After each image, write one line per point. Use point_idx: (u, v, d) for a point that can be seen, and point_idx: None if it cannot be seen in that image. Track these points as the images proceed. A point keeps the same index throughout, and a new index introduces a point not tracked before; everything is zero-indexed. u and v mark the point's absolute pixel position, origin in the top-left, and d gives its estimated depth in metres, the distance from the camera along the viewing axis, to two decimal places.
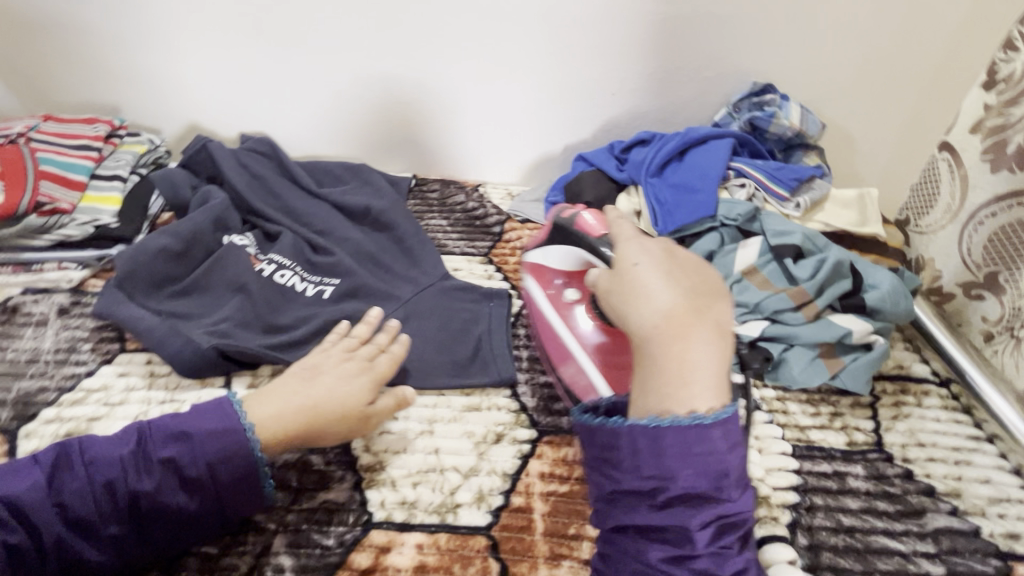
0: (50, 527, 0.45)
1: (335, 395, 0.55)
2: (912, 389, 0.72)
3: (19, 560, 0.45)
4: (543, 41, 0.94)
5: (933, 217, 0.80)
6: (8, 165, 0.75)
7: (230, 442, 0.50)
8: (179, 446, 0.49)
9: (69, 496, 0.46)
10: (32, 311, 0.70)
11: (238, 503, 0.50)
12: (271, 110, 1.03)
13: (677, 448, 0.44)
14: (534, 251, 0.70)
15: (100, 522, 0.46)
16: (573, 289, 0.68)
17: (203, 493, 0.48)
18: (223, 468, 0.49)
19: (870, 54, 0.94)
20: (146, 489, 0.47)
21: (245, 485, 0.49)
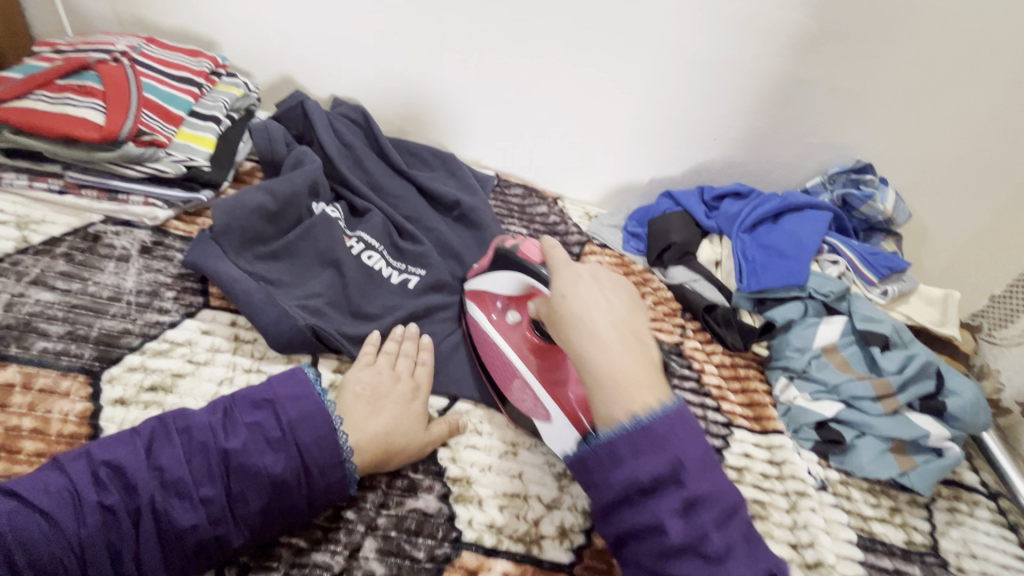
0: (145, 487, 0.42)
1: (402, 423, 0.54)
2: (965, 496, 0.72)
3: (113, 529, 0.41)
4: (661, 72, 0.92)
5: (1011, 331, 0.84)
6: (111, 85, 0.71)
7: (310, 405, 0.49)
8: (263, 412, 0.48)
9: (166, 459, 0.44)
10: (114, 244, 0.67)
11: (324, 468, 0.47)
12: (370, 79, 1.00)
13: (647, 447, 0.41)
14: (475, 278, 0.68)
15: (195, 483, 0.44)
16: (512, 313, 0.65)
17: (290, 453, 0.46)
18: (306, 428, 0.47)
19: (977, 155, 0.92)
20: (235, 447, 0.45)
21: (326, 445, 0.47)
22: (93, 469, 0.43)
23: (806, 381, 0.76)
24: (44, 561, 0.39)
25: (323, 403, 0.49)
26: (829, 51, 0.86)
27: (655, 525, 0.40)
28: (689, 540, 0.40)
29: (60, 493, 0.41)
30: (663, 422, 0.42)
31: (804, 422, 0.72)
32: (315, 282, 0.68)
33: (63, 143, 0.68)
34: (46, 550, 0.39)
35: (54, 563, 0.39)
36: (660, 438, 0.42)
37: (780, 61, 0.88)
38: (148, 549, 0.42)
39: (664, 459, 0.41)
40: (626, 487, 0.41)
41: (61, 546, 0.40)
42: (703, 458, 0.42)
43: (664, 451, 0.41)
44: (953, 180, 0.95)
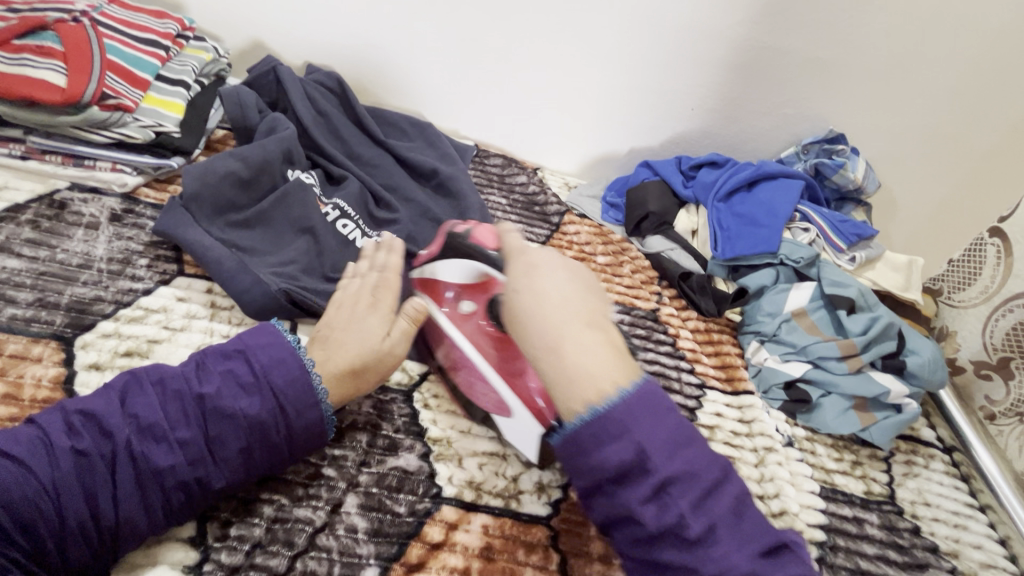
0: (120, 431, 0.43)
1: (365, 347, 0.53)
2: (921, 450, 0.76)
3: (90, 473, 0.41)
4: (637, 39, 0.91)
5: (969, 294, 0.85)
6: (72, 47, 0.68)
7: (281, 350, 0.49)
8: (235, 360, 0.48)
9: (140, 406, 0.44)
10: (81, 211, 0.65)
11: (299, 409, 0.47)
12: (344, 45, 0.98)
13: (608, 434, 0.41)
14: (425, 265, 0.63)
15: (170, 426, 0.44)
16: (466, 302, 0.60)
17: (264, 396, 0.46)
18: (277, 371, 0.48)
19: (937, 124, 0.94)
20: (208, 391, 0.45)
21: (301, 388, 0.48)
22: (66, 418, 0.43)
23: (776, 344, 0.79)
24: (20, 503, 0.39)
25: (292, 347, 0.50)
26: (802, 18, 0.86)
27: (624, 511, 0.41)
28: (667, 527, 0.39)
29: (35, 441, 0.41)
30: (625, 408, 0.42)
31: (773, 382, 0.75)
32: (291, 249, 0.67)
33: (22, 105, 0.65)
34: (21, 493, 0.39)
35: (31, 505, 0.39)
36: (617, 422, 0.41)
37: (754, 29, 0.88)
38: (126, 492, 0.42)
39: (623, 444, 0.41)
40: (595, 473, 0.41)
41: (37, 490, 0.40)
42: (664, 433, 0.41)
43: (621, 433, 0.41)
44: (917, 150, 0.97)
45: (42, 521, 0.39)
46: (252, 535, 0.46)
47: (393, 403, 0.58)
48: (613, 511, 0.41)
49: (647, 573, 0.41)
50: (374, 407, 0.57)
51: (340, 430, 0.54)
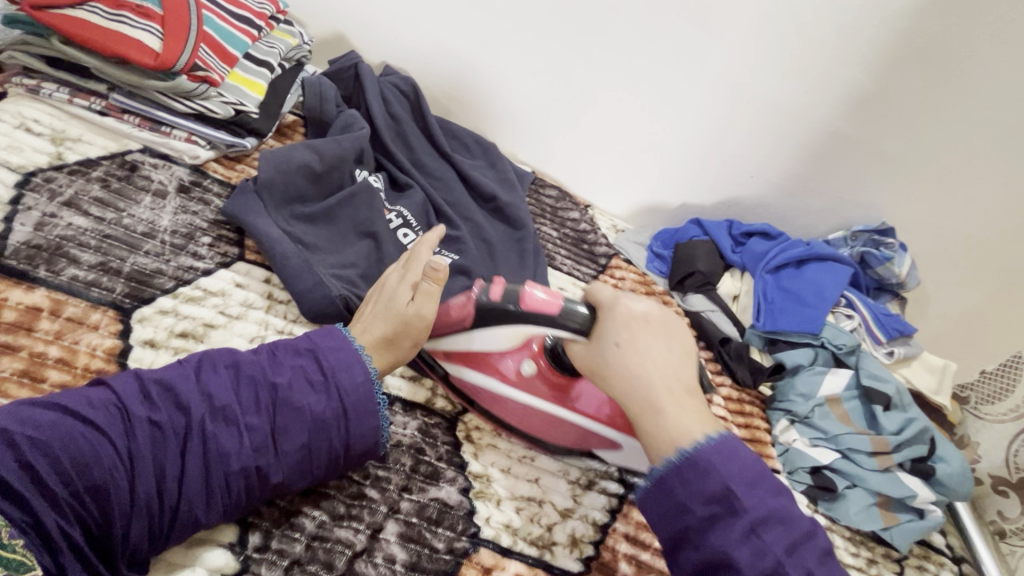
0: (195, 408, 0.42)
1: (387, 310, 0.55)
2: (933, 557, 0.76)
3: (160, 445, 0.41)
4: (716, 99, 0.92)
5: (998, 408, 0.86)
6: (172, 12, 0.67)
7: (349, 353, 0.49)
8: (305, 357, 0.48)
9: (215, 385, 0.44)
10: (151, 177, 0.64)
11: (361, 415, 0.47)
12: (425, 54, 0.98)
13: (694, 477, 0.46)
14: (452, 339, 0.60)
15: (242, 411, 0.44)
16: (524, 362, 0.59)
17: (330, 396, 0.47)
18: (346, 373, 0.48)
19: (986, 237, 0.95)
20: (282, 381, 0.45)
21: (364, 393, 0.48)
22: (141, 387, 0.42)
23: (807, 427, 0.78)
24: (94, 470, 0.38)
25: (356, 347, 0.50)
26: (880, 112, 0.88)
27: (718, 554, 0.44)
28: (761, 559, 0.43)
29: (109, 406, 0.40)
30: (704, 466, 0.46)
31: (800, 465, 0.75)
32: (351, 251, 0.67)
33: (114, 62, 0.64)
34: (94, 459, 0.38)
35: (105, 473, 0.38)
36: (705, 467, 0.46)
37: (830, 113, 0.90)
38: (192, 471, 0.41)
39: (723, 502, 0.45)
40: (682, 520, 0.45)
41: (108, 456, 0.39)
42: (751, 483, 0.46)
43: (712, 478, 0.45)
44: (961, 257, 0.99)
45: (111, 492, 0.38)
46: (292, 550, 0.45)
47: (437, 429, 0.58)
48: (706, 559, 0.44)
49: None
50: (420, 430, 0.57)
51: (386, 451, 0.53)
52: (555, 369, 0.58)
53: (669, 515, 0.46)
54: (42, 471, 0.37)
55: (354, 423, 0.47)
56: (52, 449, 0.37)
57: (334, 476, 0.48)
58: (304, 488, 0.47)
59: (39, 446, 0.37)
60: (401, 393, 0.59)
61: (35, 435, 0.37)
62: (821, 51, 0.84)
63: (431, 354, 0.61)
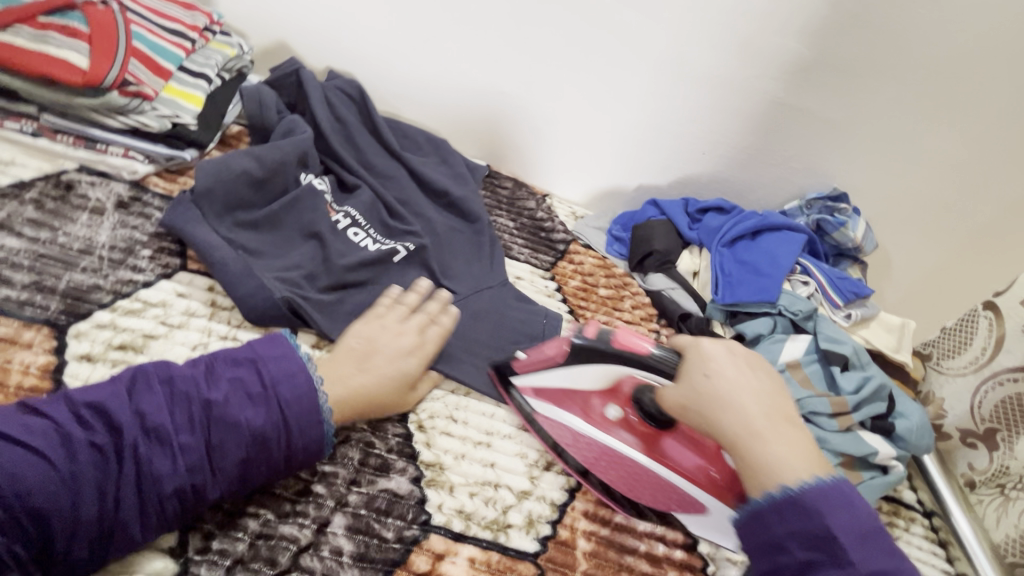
0: (128, 429, 0.44)
1: (391, 381, 0.56)
2: (902, 512, 0.77)
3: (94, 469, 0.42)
4: (657, 80, 0.93)
5: (957, 363, 0.86)
6: (99, 30, 0.67)
7: (291, 364, 0.50)
8: (244, 369, 0.49)
9: (148, 405, 0.45)
10: (87, 195, 0.64)
11: (304, 425, 0.49)
12: (369, 57, 0.99)
13: (797, 514, 0.44)
14: (527, 372, 0.62)
15: (176, 429, 0.45)
16: (609, 407, 0.62)
17: (269, 409, 0.48)
18: (286, 383, 0.49)
19: (940, 194, 0.96)
20: (217, 398, 0.47)
21: (305, 403, 0.49)
22: (74, 411, 0.44)
23: None
24: (27, 497, 0.40)
25: (297, 356, 0.51)
26: (822, 80, 0.89)
27: (802, 564, 0.43)
28: (821, 554, 0.43)
29: (43, 432, 0.42)
30: (818, 495, 0.45)
31: None
32: (296, 253, 0.66)
33: (41, 83, 0.64)
34: (26, 486, 0.40)
35: (36, 500, 0.40)
36: (812, 509, 0.44)
37: (772, 85, 0.90)
38: (126, 492, 0.42)
39: (809, 520, 0.44)
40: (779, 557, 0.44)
41: (40, 483, 0.40)
42: (843, 526, 0.43)
43: (812, 515, 0.44)
44: (917, 217, 1.00)
45: (51, 515, 0.40)
46: (234, 550, 0.46)
47: (388, 422, 0.58)
48: (762, 549, 0.46)
49: None
50: (369, 424, 0.57)
51: (334, 447, 0.54)
52: (645, 421, 0.60)
53: (761, 543, 0.46)
54: None
55: (296, 433, 0.48)
56: None
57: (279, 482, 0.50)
58: (248, 492, 0.49)
59: None
60: None
61: None
62: (756, 24, 0.85)
63: (518, 390, 0.63)
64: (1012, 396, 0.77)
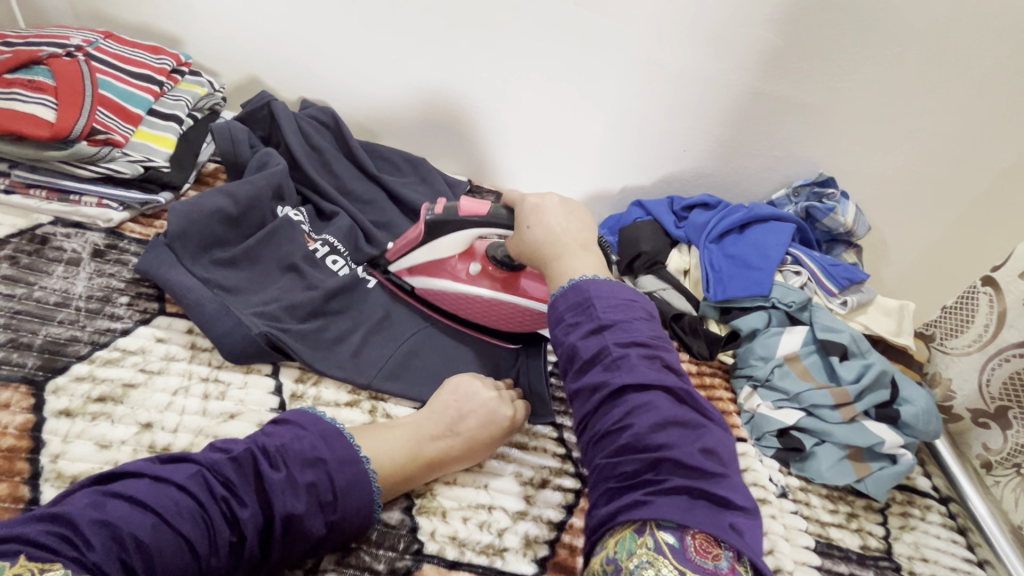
0: (186, 527, 0.42)
1: (453, 436, 0.56)
2: (917, 501, 0.75)
3: (160, 567, 0.40)
4: (630, 81, 0.92)
5: (961, 341, 0.83)
6: (64, 82, 0.68)
7: (349, 456, 0.50)
8: (307, 466, 0.48)
9: (200, 497, 0.43)
10: (63, 247, 0.64)
11: (355, 515, 0.49)
12: (341, 83, 0.99)
13: (618, 307, 0.53)
14: (407, 257, 0.71)
15: (231, 523, 0.44)
16: (472, 265, 0.70)
17: (325, 501, 0.47)
18: (338, 450, 0.50)
19: (929, 171, 0.94)
20: (274, 490, 0.46)
21: (361, 495, 0.49)
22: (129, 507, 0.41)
23: (768, 390, 0.77)
24: None
25: (345, 430, 0.52)
26: (797, 66, 0.87)
27: (572, 348, 0.52)
28: (660, 421, 0.46)
29: (100, 534, 0.39)
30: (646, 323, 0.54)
31: (767, 430, 0.74)
32: (274, 288, 0.66)
33: (10, 140, 0.65)
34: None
35: None
36: (631, 321, 0.51)
37: (746, 75, 0.89)
38: None
39: (584, 311, 0.53)
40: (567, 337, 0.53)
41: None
42: (618, 305, 0.53)
43: (583, 296, 0.54)
44: (909, 196, 0.98)
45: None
46: None
47: None
48: (567, 354, 0.52)
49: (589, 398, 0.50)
50: None
51: None
52: (500, 267, 0.69)
53: (570, 314, 0.55)
54: None
55: (344, 521, 0.48)
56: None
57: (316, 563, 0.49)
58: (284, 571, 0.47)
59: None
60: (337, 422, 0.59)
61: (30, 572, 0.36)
62: (724, 16, 0.84)
63: (396, 274, 0.73)
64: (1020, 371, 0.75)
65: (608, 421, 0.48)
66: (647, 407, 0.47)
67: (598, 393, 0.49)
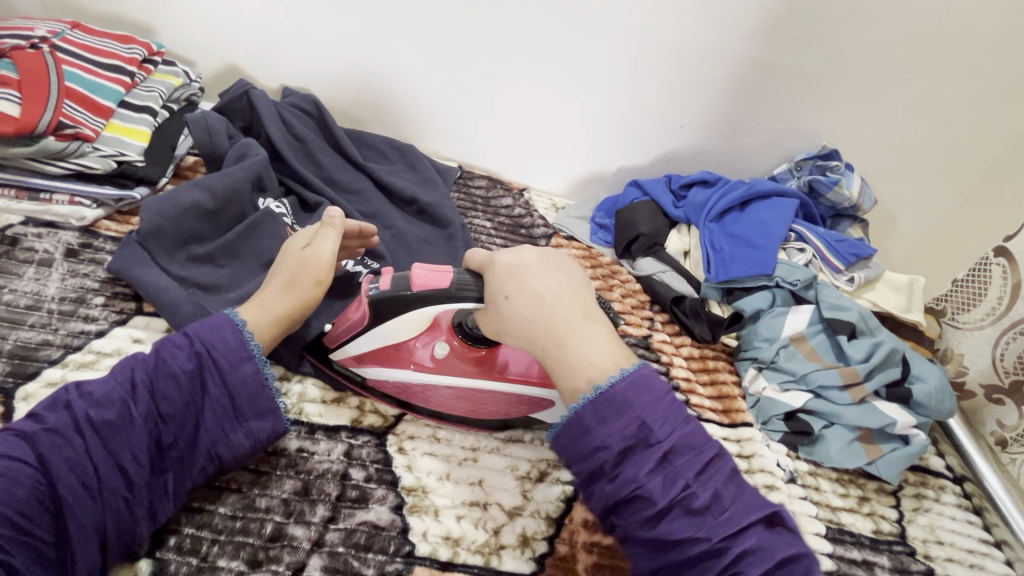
0: (82, 410, 0.44)
1: (279, 268, 0.57)
2: (931, 482, 0.72)
3: (69, 449, 0.43)
4: (622, 57, 0.88)
5: (974, 316, 0.80)
6: (28, 75, 0.65)
7: (228, 337, 0.50)
8: (183, 352, 0.48)
9: (96, 390, 0.45)
10: (34, 247, 0.61)
11: (250, 397, 0.49)
12: (323, 68, 0.95)
13: (611, 414, 0.46)
14: (350, 335, 0.57)
15: (128, 411, 0.45)
16: (438, 345, 0.59)
17: (215, 385, 0.48)
18: (210, 331, 0.49)
19: (937, 140, 0.90)
20: (158, 377, 0.46)
21: (252, 385, 0.50)
22: (38, 410, 0.44)
23: (775, 372, 0.74)
24: (17, 492, 0.40)
25: (226, 314, 0.51)
26: (798, 33, 0.83)
27: (601, 445, 0.46)
28: (673, 498, 0.44)
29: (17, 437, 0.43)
30: (627, 387, 0.46)
31: (773, 414, 0.71)
32: (256, 283, 0.64)
33: None
34: (2, 483, 0.40)
35: (25, 491, 0.41)
36: (621, 402, 0.46)
37: (744, 45, 0.85)
38: (88, 476, 0.43)
39: (622, 425, 0.46)
40: (598, 455, 0.46)
41: (22, 477, 0.41)
42: (665, 413, 0.46)
43: (624, 411, 0.46)
44: (917, 166, 0.94)
45: (39, 507, 0.41)
46: None
47: (365, 449, 0.55)
48: (615, 495, 0.46)
49: (652, 552, 0.45)
50: (346, 453, 0.54)
51: (309, 481, 0.51)
52: (471, 344, 0.58)
53: (584, 457, 0.47)
54: None
55: (239, 404, 0.49)
56: None
57: (240, 453, 0.50)
58: (204, 465, 0.48)
59: None
60: (324, 419, 0.56)
61: None
62: None
63: (339, 366, 0.59)
64: None
65: (674, 540, 0.44)
66: (709, 505, 0.44)
67: (658, 526, 0.44)
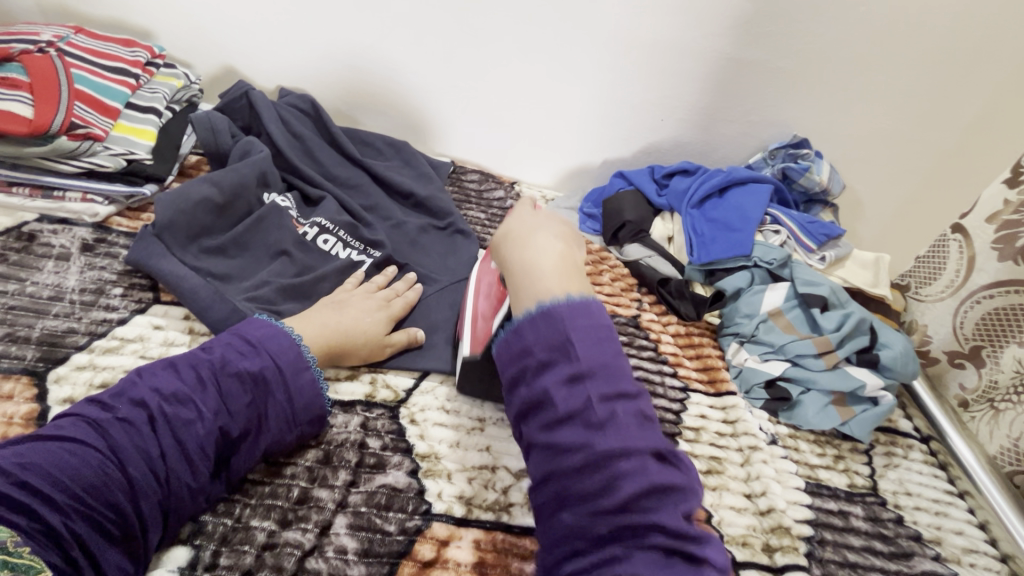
0: (152, 402, 0.48)
1: (358, 322, 0.62)
2: (900, 441, 0.78)
3: (137, 438, 0.47)
4: (603, 55, 0.93)
5: (935, 288, 0.87)
6: (40, 77, 0.67)
7: (286, 344, 0.55)
8: (245, 357, 0.53)
9: (162, 384, 0.50)
10: (51, 243, 0.64)
11: (304, 399, 0.54)
12: (319, 70, 0.99)
13: (544, 326, 0.45)
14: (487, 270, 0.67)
15: (194, 405, 0.49)
16: None
17: (272, 387, 0.53)
18: (273, 342, 0.55)
19: (899, 128, 0.97)
20: (223, 377, 0.51)
21: (309, 391, 0.54)
22: (106, 404, 0.48)
23: (755, 344, 0.80)
24: (86, 472, 0.44)
25: (283, 328, 0.57)
26: (768, 29, 0.89)
27: (543, 395, 0.44)
28: (575, 409, 0.42)
29: (86, 425, 0.46)
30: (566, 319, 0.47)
31: (754, 382, 0.77)
32: (267, 272, 0.67)
33: None
34: (77, 465, 0.44)
35: (95, 472, 0.44)
36: (556, 318, 0.45)
37: (719, 42, 0.91)
38: (155, 463, 0.46)
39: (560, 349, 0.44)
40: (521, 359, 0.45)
41: (93, 461, 0.44)
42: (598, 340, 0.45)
43: (557, 327, 0.45)
44: (881, 155, 1.01)
45: (106, 486, 0.44)
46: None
47: (380, 421, 0.59)
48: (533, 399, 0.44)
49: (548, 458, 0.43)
50: (362, 425, 0.58)
51: (329, 451, 0.55)
52: None
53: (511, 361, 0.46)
54: (39, 485, 0.42)
55: (293, 406, 0.53)
56: (41, 464, 0.43)
57: (289, 449, 0.54)
58: (259, 458, 0.52)
59: (27, 466, 0.43)
60: (338, 395, 0.60)
61: (22, 459, 0.43)
62: None
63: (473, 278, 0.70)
64: (992, 311, 0.78)
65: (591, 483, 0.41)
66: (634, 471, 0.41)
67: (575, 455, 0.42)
